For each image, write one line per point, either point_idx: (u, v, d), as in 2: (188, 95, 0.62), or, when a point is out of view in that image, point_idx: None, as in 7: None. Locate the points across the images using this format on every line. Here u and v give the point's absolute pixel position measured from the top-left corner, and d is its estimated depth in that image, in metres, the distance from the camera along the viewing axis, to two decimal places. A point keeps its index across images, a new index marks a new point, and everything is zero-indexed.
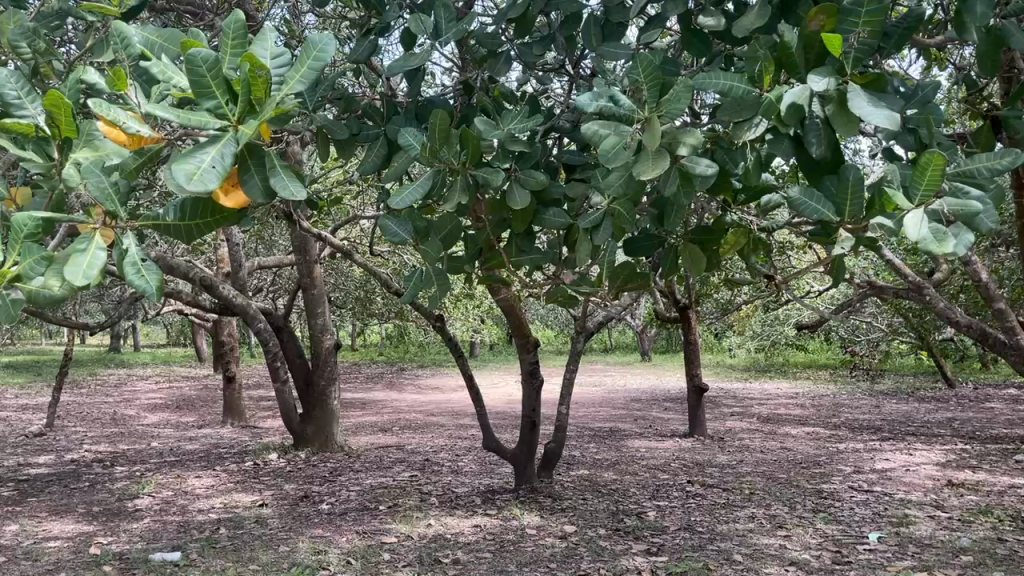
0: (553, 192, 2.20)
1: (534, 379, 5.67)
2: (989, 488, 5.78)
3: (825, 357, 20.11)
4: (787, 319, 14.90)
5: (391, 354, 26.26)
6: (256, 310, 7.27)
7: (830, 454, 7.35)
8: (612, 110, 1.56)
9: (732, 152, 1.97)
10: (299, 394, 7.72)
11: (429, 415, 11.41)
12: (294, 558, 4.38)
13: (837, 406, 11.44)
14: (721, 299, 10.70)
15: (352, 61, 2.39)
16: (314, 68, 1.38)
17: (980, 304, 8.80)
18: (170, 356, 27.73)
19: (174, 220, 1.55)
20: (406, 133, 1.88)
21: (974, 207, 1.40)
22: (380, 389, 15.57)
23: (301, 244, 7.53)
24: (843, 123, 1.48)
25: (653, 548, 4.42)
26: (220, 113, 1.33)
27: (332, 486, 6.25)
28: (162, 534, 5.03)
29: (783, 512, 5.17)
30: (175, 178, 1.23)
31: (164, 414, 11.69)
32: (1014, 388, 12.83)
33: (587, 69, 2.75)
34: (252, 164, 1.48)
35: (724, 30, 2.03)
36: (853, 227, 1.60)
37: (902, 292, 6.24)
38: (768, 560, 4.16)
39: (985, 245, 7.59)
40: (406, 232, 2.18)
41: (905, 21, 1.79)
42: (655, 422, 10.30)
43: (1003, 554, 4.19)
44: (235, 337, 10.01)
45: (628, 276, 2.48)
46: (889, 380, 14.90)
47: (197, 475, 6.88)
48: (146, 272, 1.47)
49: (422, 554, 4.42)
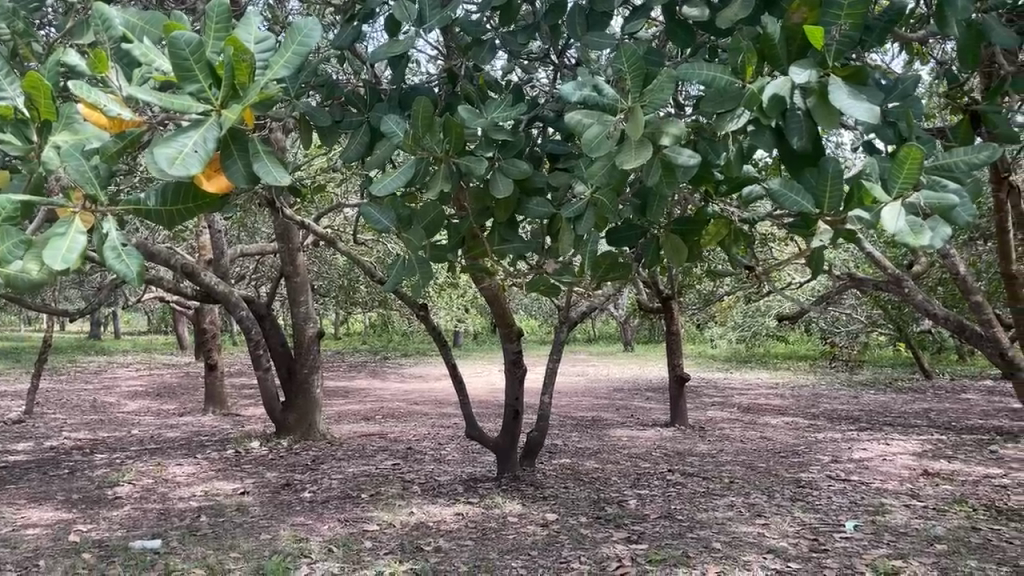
0: (536, 182, 2.20)
1: (517, 368, 5.68)
2: (963, 478, 5.87)
3: (804, 348, 20.31)
4: (768, 311, 15.01)
5: (375, 342, 26.21)
6: (238, 297, 7.23)
7: (809, 444, 7.43)
8: (595, 99, 1.57)
9: (715, 144, 1.97)
10: (281, 382, 7.70)
11: (412, 403, 11.42)
12: (275, 545, 4.37)
13: (816, 397, 11.56)
14: (704, 289, 10.77)
15: (336, 48, 2.38)
16: (299, 54, 1.38)
17: (957, 297, 8.92)
18: (151, 343, 27.49)
19: (156, 205, 1.53)
20: (390, 120, 1.89)
21: (951, 200, 1.41)
22: (363, 378, 15.55)
23: (284, 232, 7.49)
24: (823, 115, 1.50)
25: (633, 536, 4.46)
26: (203, 97, 1.32)
27: (314, 474, 6.24)
28: (142, 521, 5.01)
29: (762, 501, 5.23)
30: (157, 162, 1.24)
31: (144, 402, 11.62)
32: (990, 379, 13.03)
33: (571, 59, 2.75)
34: (235, 149, 1.47)
35: (708, 21, 1.97)
36: (833, 220, 1.62)
37: (881, 284, 6.31)
38: (746, 548, 4.21)
39: (963, 239, 7.68)
40: (389, 220, 2.17)
41: (886, 15, 1.82)
42: (637, 411, 10.37)
43: (976, 543, 4.26)
44: (216, 324, 9.95)
45: (609, 267, 2.49)
46: (867, 372, 15.09)
47: (178, 462, 6.84)
48: (127, 258, 1.45)
49: (404, 542, 4.43)
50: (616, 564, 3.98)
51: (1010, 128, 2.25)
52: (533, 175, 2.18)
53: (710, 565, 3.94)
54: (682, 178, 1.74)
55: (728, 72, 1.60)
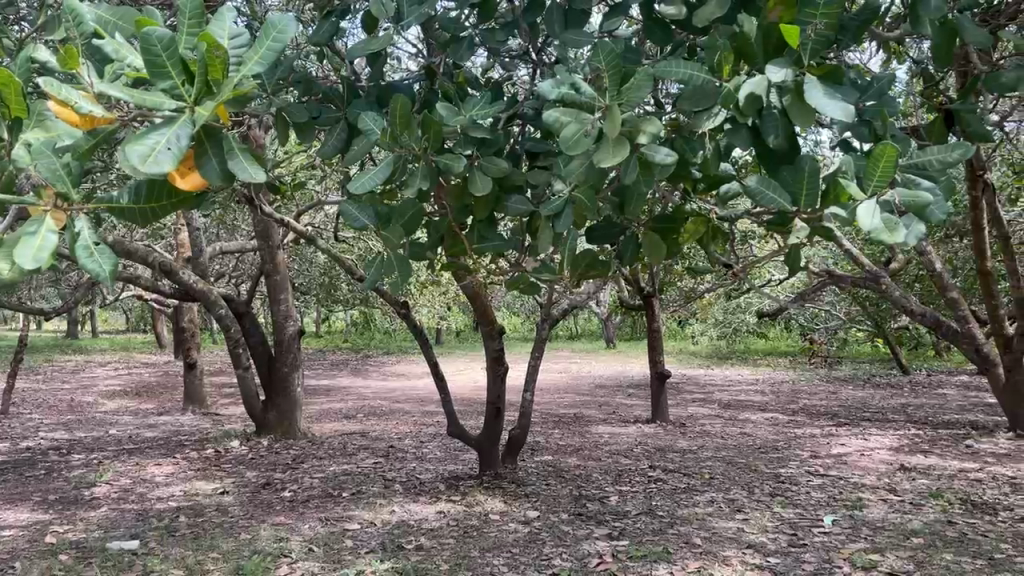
0: (514, 178, 2.20)
1: (499, 365, 5.68)
2: (940, 472, 5.95)
3: (784, 344, 20.47)
4: (748, 307, 15.14)
5: (356, 340, 26.11)
6: (218, 295, 7.17)
7: (789, 440, 7.50)
8: (573, 98, 1.57)
9: (692, 141, 1.98)
10: (261, 381, 7.64)
11: (394, 401, 11.40)
12: (254, 546, 4.34)
13: (796, 392, 11.67)
14: (685, 286, 10.82)
15: (313, 43, 2.36)
16: (273, 49, 1.36)
17: (933, 294, 9.04)
18: (129, 342, 27.19)
19: (129, 202, 1.51)
20: (367, 117, 1.85)
21: (925, 199, 1.43)
22: (345, 376, 15.49)
23: (264, 230, 7.44)
24: (800, 114, 1.51)
25: (615, 532, 4.47)
26: (175, 93, 1.30)
27: (295, 473, 6.20)
28: (121, 522, 4.96)
29: (742, 496, 5.27)
30: (129, 159, 1.22)
31: (122, 401, 11.49)
32: (966, 375, 13.21)
33: (550, 56, 2.75)
34: (209, 146, 1.46)
35: (685, 19, 1.97)
36: (809, 219, 1.63)
37: (860, 280, 6.37)
38: (726, 543, 4.24)
39: (939, 236, 7.78)
40: (367, 218, 2.16)
41: (861, 15, 1.83)
42: (619, 407, 10.42)
43: (953, 536, 4.32)
44: (196, 322, 9.86)
45: (589, 264, 2.49)
46: (846, 367, 15.24)
47: (157, 462, 6.77)
48: (98, 255, 1.44)
49: (386, 541, 4.41)
50: (598, 561, 3.98)
51: (982, 127, 2.26)
52: (512, 173, 2.18)
53: (690, 561, 3.96)
54: (659, 174, 1.74)
55: (706, 70, 1.60)
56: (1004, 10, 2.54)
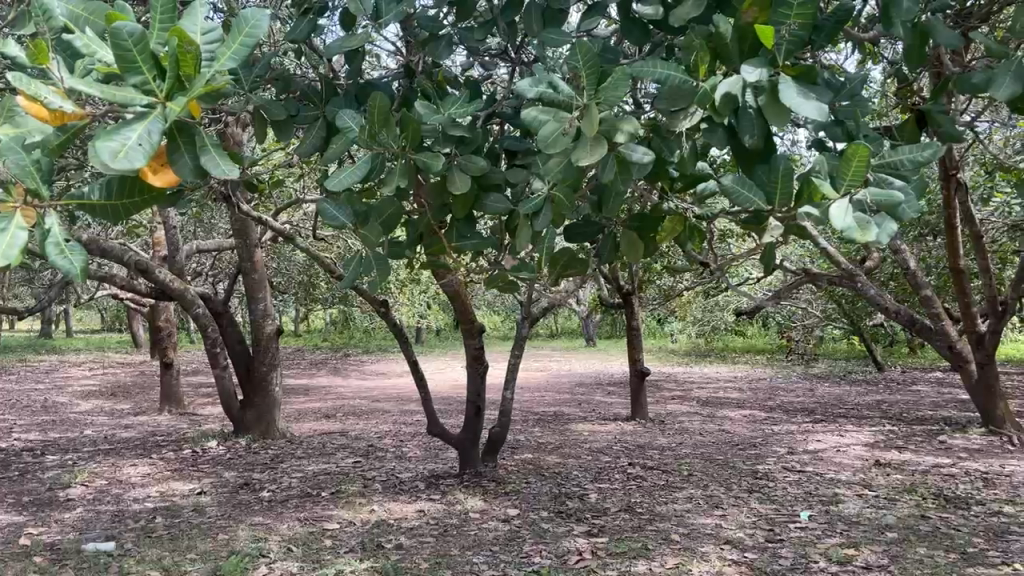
0: (494, 176, 2.20)
1: (479, 364, 5.66)
2: (913, 467, 6.04)
3: (763, 342, 20.63)
4: (727, 305, 15.27)
5: (336, 339, 25.99)
6: (194, 294, 7.09)
7: (766, 436, 7.56)
8: (552, 96, 1.57)
9: (669, 141, 1.99)
10: (238, 380, 7.58)
11: (374, 401, 11.37)
12: (232, 546, 4.31)
13: (773, 389, 11.78)
14: (664, 285, 10.85)
15: (291, 40, 2.34)
16: (246, 45, 1.35)
17: (907, 291, 9.17)
18: (104, 341, 26.82)
19: (101, 199, 1.49)
20: (344, 115, 1.86)
21: (896, 198, 1.46)
22: (324, 375, 15.40)
23: (241, 228, 7.36)
24: (775, 113, 1.52)
25: (594, 530, 4.49)
26: (146, 89, 1.29)
27: (273, 473, 6.16)
28: (95, 524, 4.89)
29: (720, 493, 5.31)
30: (99, 155, 1.21)
31: (96, 402, 11.35)
32: (940, 372, 13.40)
33: (528, 56, 2.75)
34: (182, 142, 1.45)
35: (661, 19, 1.99)
36: (784, 217, 1.65)
37: (836, 279, 6.43)
38: (704, 539, 4.27)
39: (914, 234, 7.88)
40: (345, 216, 2.15)
41: (835, 16, 1.85)
42: (599, 405, 10.44)
43: (926, 530, 4.39)
44: (172, 321, 9.75)
45: (567, 263, 2.51)
46: (823, 365, 15.40)
47: (133, 463, 6.69)
48: (69, 251, 1.43)
49: (365, 540, 4.40)
50: (577, 558, 4.00)
51: (954, 128, 2.29)
52: (490, 171, 2.18)
53: (669, 556, 3.99)
54: (636, 174, 1.76)
55: (682, 70, 1.62)
56: (974, 12, 2.59)
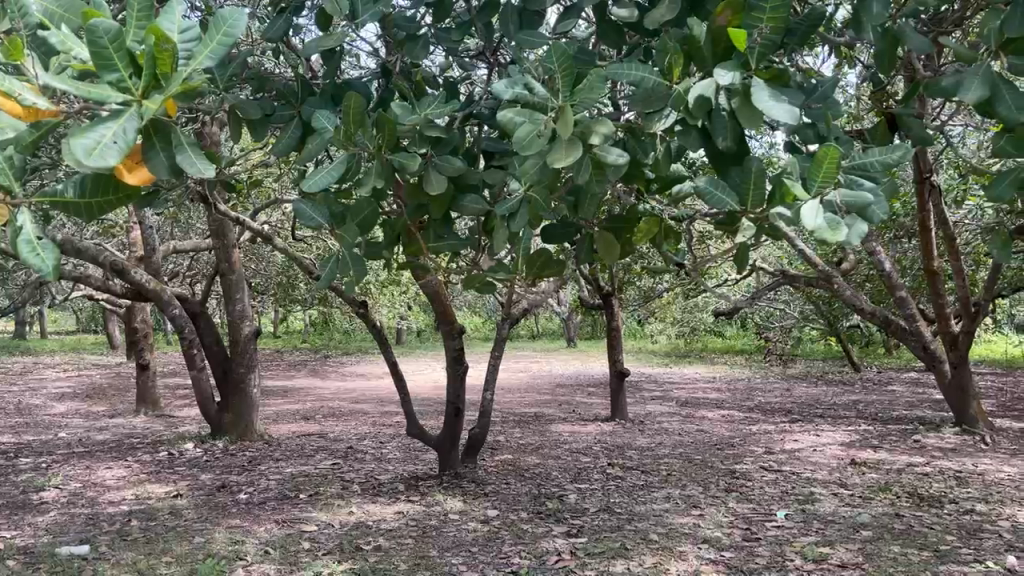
0: (470, 178, 2.20)
1: (459, 364, 5.66)
2: (888, 466, 6.11)
3: (741, 343, 20.78)
4: (705, 306, 15.36)
5: (316, 340, 25.89)
6: (171, 295, 7.02)
7: (744, 436, 7.62)
8: (528, 98, 1.58)
9: (643, 143, 2.01)
10: (216, 382, 7.51)
11: (354, 402, 11.34)
12: (209, 549, 4.28)
13: (751, 390, 11.86)
14: (644, 286, 10.90)
15: (266, 40, 2.34)
16: (223, 45, 1.34)
17: (883, 293, 9.29)
18: (81, 343, 26.50)
19: (75, 197, 1.48)
20: (320, 115, 1.88)
21: (865, 198, 1.48)
22: (304, 376, 15.32)
23: (219, 228, 7.30)
24: (746, 116, 1.53)
25: (573, 530, 4.50)
26: (122, 86, 1.28)
27: (251, 475, 6.12)
28: (69, 527, 4.84)
29: (698, 492, 5.35)
30: (73, 153, 1.20)
31: (71, 404, 11.19)
32: (915, 372, 13.59)
33: (506, 57, 2.77)
34: (158, 140, 1.44)
35: (636, 22, 2.01)
36: (757, 219, 1.67)
37: (814, 280, 6.50)
38: (682, 539, 4.30)
39: (889, 236, 7.99)
40: (321, 217, 2.15)
41: (809, 20, 1.86)
42: (579, 406, 10.47)
43: (899, 528, 4.44)
44: (149, 323, 9.65)
45: (544, 264, 2.51)
46: (800, 365, 15.54)
47: (109, 465, 6.62)
48: (41, 250, 1.41)
49: (344, 541, 4.39)
50: (556, 558, 4.01)
51: (923, 131, 2.32)
52: (467, 171, 2.18)
53: (646, 556, 4.01)
54: (611, 174, 1.76)
55: (657, 72, 1.63)
56: (947, 17, 2.64)
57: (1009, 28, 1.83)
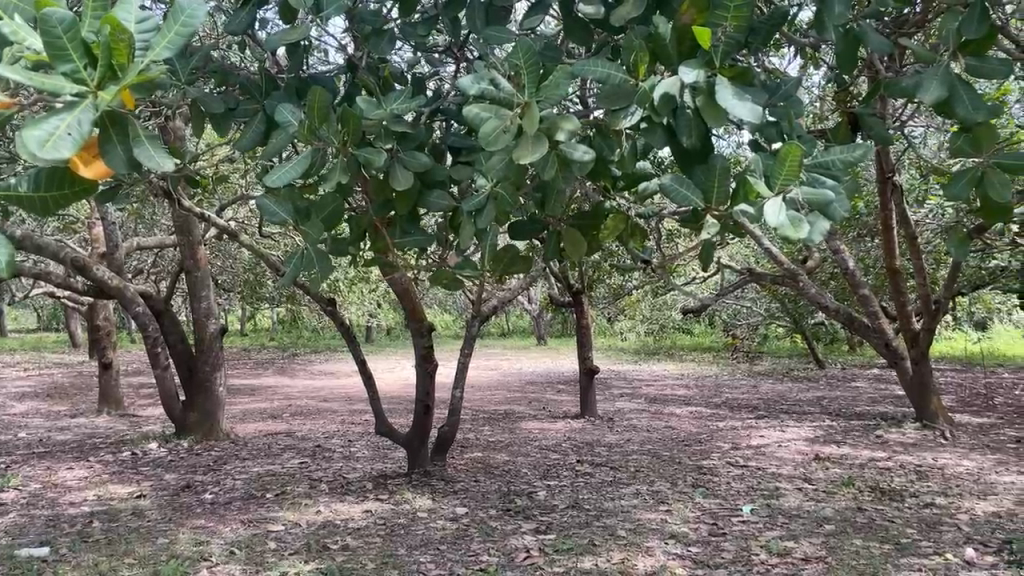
0: (436, 174, 2.19)
1: (428, 361, 5.63)
2: (851, 461, 6.21)
3: (709, 340, 20.98)
4: (673, 304, 15.48)
5: (284, 338, 25.65)
6: (134, 292, 6.89)
7: (711, 433, 7.69)
8: (492, 94, 1.58)
9: (607, 140, 2.02)
10: (180, 381, 7.37)
11: (321, 400, 11.24)
12: (172, 549, 4.21)
13: (718, 386, 11.96)
14: (613, 284, 10.94)
15: (228, 34, 2.31)
16: (181, 36, 1.31)
17: (847, 291, 9.44)
18: (41, 340, 25.97)
19: (29, 191, 1.45)
20: (283, 110, 1.88)
21: (826, 195, 1.50)
22: (271, 375, 15.15)
23: (184, 224, 7.19)
24: (711, 113, 1.54)
25: (542, 527, 4.51)
26: (77, 77, 1.24)
27: (217, 475, 6.03)
28: (28, 529, 4.73)
29: (666, 488, 5.39)
30: (26, 145, 1.17)
31: (31, 404, 10.93)
32: (877, 368, 13.84)
33: (474, 52, 2.75)
34: (115, 133, 1.40)
35: (602, 19, 2.01)
36: (721, 216, 1.68)
37: (779, 279, 6.57)
38: (649, 534, 4.33)
39: (852, 234, 8.10)
40: (285, 213, 2.12)
41: (771, 19, 1.88)
42: (548, 404, 10.49)
43: (862, 522, 4.52)
44: (111, 321, 9.47)
45: (510, 262, 2.51)
46: (766, 362, 15.72)
47: (69, 466, 6.48)
48: None
49: (311, 541, 4.34)
50: (525, 555, 4.02)
51: (883, 131, 2.34)
52: (433, 167, 2.18)
53: (614, 552, 4.02)
54: (576, 171, 1.77)
55: (623, 69, 1.63)
56: (910, 19, 2.68)
57: (967, 31, 1.87)
